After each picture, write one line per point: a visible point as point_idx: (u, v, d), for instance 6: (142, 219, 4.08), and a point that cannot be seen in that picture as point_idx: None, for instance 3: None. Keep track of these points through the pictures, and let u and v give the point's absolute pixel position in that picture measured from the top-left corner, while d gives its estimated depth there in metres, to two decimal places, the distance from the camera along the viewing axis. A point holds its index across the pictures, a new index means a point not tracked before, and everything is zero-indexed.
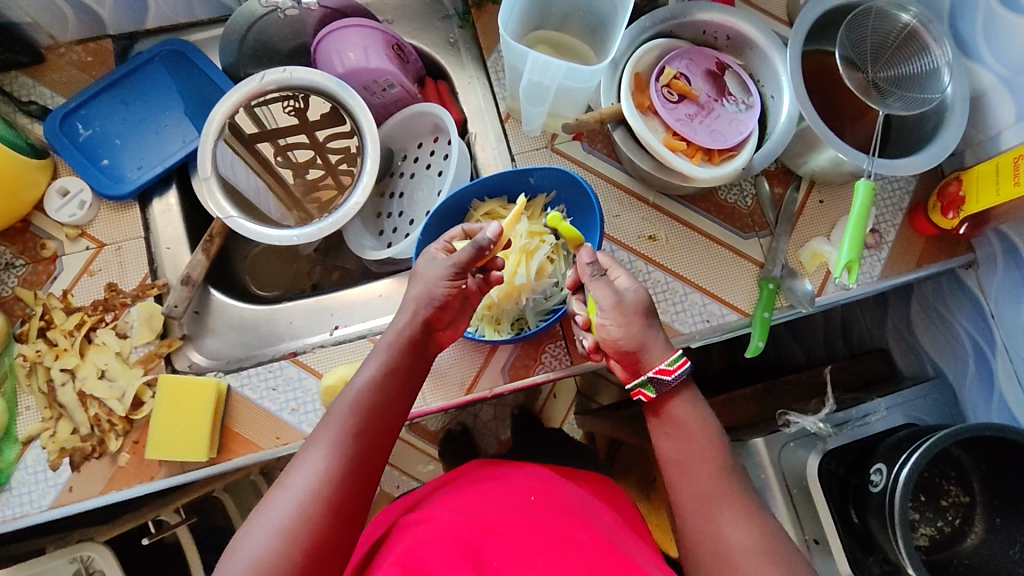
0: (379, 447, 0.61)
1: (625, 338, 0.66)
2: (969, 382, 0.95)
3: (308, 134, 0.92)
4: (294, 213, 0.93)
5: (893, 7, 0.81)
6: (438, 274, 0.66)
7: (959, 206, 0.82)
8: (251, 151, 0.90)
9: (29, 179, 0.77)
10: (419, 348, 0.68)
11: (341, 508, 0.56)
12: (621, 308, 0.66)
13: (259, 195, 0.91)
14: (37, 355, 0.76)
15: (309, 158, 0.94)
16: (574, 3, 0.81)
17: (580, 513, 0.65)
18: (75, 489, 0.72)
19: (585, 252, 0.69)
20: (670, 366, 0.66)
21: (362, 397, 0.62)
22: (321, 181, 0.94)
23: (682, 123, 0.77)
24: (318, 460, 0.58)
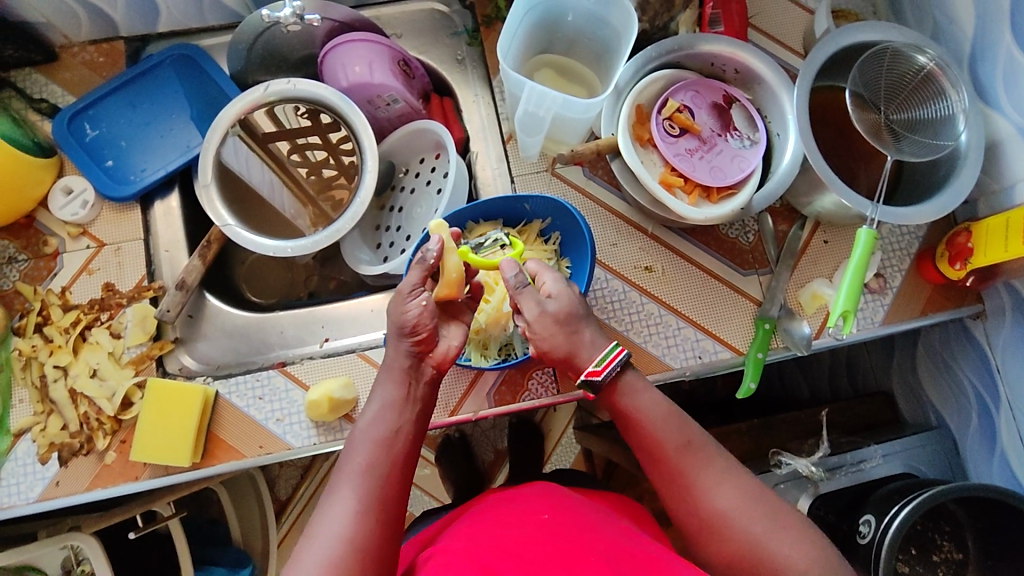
0: (398, 483, 0.61)
1: (553, 348, 0.66)
2: (972, 435, 0.92)
3: (321, 137, 0.93)
4: (309, 210, 0.96)
5: (910, 48, 0.80)
6: (405, 298, 0.68)
7: (966, 258, 0.81)
8: (265, 149, 0.93)
9: (34, 177, 0.79)
10: (421, 379, 0.68)
11: (370, 553, 0.56)
12: (544, 320, 0.65)
13: (276, 192, 0.96)
14: (32, 350, 0.78)
15: (323, 158, 0.95)
16: (580, 29, 0.81)
17: (597, 528, 0.63)
18: (61, 484, 0.74)
19: (506, 265, 0.66)
20: (596, 368, 0.64)
21: (366, 436, 0.63)
22: (335, 181, 0.95)
23: (681, 158, 0.77)
24: (340, 507, 0.58)
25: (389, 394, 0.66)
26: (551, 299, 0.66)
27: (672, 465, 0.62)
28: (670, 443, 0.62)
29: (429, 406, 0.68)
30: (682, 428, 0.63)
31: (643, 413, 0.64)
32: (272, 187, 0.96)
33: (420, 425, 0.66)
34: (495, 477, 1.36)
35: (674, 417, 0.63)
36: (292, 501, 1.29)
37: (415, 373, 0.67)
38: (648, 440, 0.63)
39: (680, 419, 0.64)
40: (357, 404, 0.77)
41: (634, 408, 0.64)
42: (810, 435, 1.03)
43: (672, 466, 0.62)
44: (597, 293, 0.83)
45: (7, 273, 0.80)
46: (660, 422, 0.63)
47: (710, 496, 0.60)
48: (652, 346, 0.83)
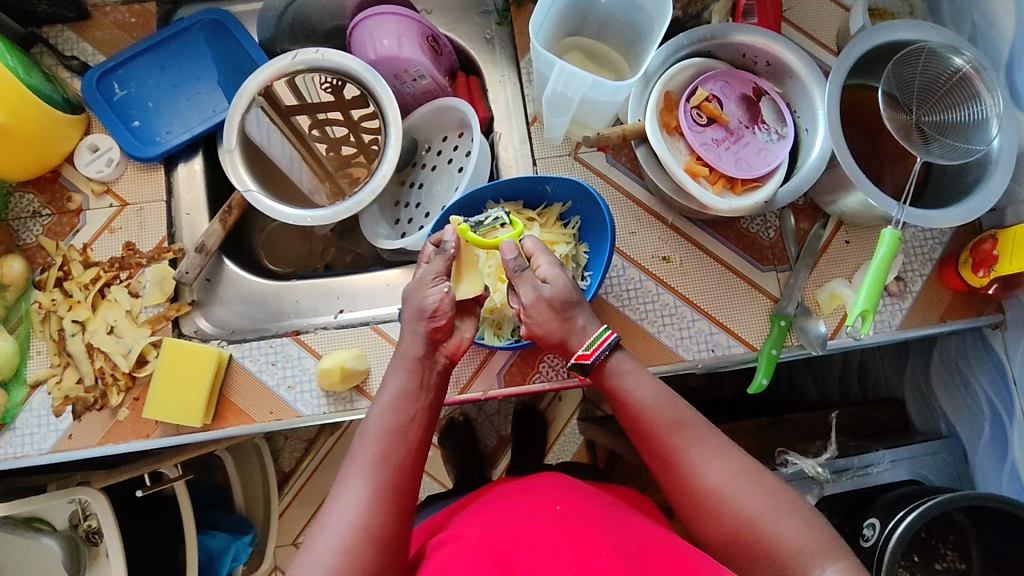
0: (411, 471, 0.62)
1: (545, 331, 0.68)
2: (982, 446, 0.91)
3: (343, 112, 0.94)
4: (326, 185, 0.95)
5: (946, 49, 0.78)
6: (426, 285, 0.70)
7: (990, 265, 0.80)
8: (288, 123, 0.92)
9: (61, 132, 0.79)
10: (434, 367, 0.69)
11: (383, 542, 0.57)
12: (540, 303, 0.67)
13: (294, 166, 0.96)
14: (51, 304, 0.79)
15: (344, 135, 0.96)
16: (612, 13, 0.80)
17: (607, 520, 0.63)
18: (74, 437, 0.75)
19: (506, 245, 0.68)
20: (586, 351, 0.66)
21: (379, 424, 0.63)
22: (353, 159, 0.95)
23: (706, 148, 0.77)
24: (352, 495, 0.58)
25: (402, 383, 0.67)
26: (545, 283, 0.67)
27: (662, 444, 0.62)
28: (662, 420, 0.62)
29: (441, 395, 0.69)
30: (672, 407, 0.63)
31: (632, 395, 0.64)
32: (292, 161, 0.96)
33: (432, 414, 0.67)
34: (495, 464, 1.37)
35: (667, 399, 0.64)
36: (296, 472, 1.32)
37: (428, 362, 0.68)
38: (637, 419, 0.63)
39: (673, 400, 0.64)
40: (369, 376, 0.78)
41: (623, 390, 0.65)
42: (818, 437, 1.03)
43: (663, 446, 0.62)
44: (612, 280, 0.83)
45: (30, 226, 0.81)
46: (655, 403, 0.63)
47: (699, 472, 0.59)
48: (665, 337, 0.82)
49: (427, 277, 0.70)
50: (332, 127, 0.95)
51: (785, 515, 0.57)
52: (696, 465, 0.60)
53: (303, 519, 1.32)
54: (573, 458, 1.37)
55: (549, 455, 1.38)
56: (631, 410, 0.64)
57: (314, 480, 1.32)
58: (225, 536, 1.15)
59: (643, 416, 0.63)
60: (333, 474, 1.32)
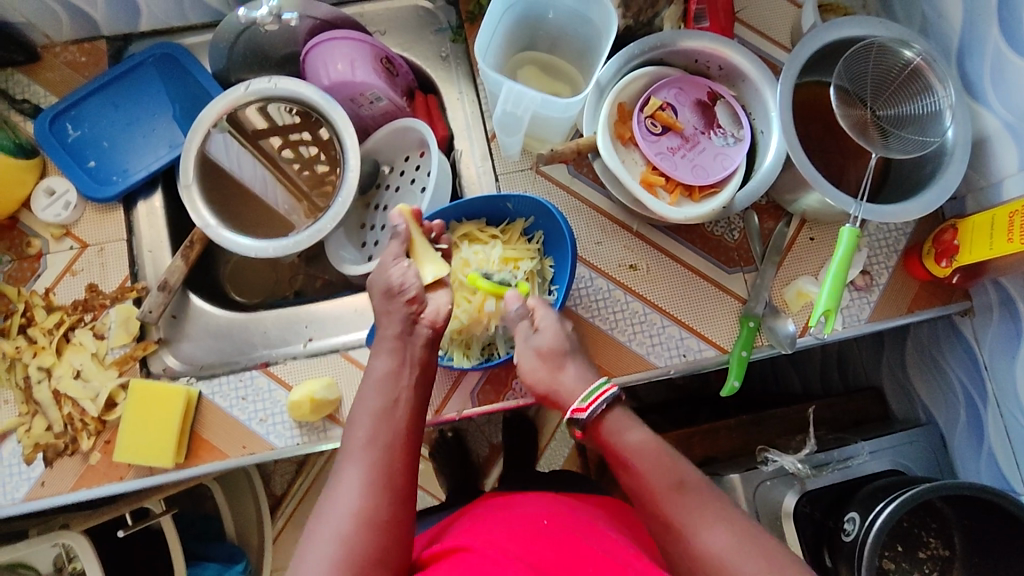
0: (405, 451, 0.63)
1: (538, 382, 0.68)
2: (960, 432, 0.92)
3: (311, 132, 0.92)
4: (303, 206, 0.96)
5: (895, 43, 0.79)
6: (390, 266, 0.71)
7: (952, 255, 0.80)
8: (256, 146, 0.93)
9: (16, 179, 0.79)
10: (415, 345, 0.68)
11: (381, 525, 0.58)
12: (534, 352, 0.69)
13: (269, 188, 0.97)
14: (16, 351, 0.78)
15: (314, 153, 0.95)
16: (563, 26, 0.80)
17: (592, 533, 0.63)
18: (47, 484, 0.75)
19: (512, 295, 0.72)
20: (582, 404, 0.64)
21: (366, 409, 0.64)
22: (327, 176, 0.94)
23: (662, 157, 0.77)
24: (347, 482, 0.60)
25: (386, 365, 0.67)
26: (537, 331, 0.70)
27: (664, 506, 0.60)
28: (663, 479, 0.61)
29: (429, 372, 0.69)
30: (672, 467, 0.61)
31: (632, 452, 0.63)
32: (266, 184, 0.97)
33: (419, 393, 0.67)
34: (487, 473, 1.40)
35: (663, 455, 0.62)
36: (287, 496, 1.31)
37: (408, 340, 0.68)
38: (637, 480, 0.61)
39: (673, 459, 0.62)
40: (341, 405, 0.77)
41: (623, 447, 0.63)
42: (799, 432, 1.03)
43: (663, 509, 0.60)
44: (579, 291, 0.83)
45: None
46: (653, 463, 0.61)
47: (703, 535, 0.58)
48: (637, 345, 0.83)
49: (387, 257, 0.70)
50: (303, 146, 0.95)
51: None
52: (699, 530, 0.58)
53: (295, 543, 1.32)
54: (564, 462, 1.40)
55: (541, 461, 1.40)
56: (632, 468, 0.62)
57: (305, 503, 1.32)
58: (215, 567, 1.15)
59: (644, 476, 0.61)
60: (324, 495, 1.32)
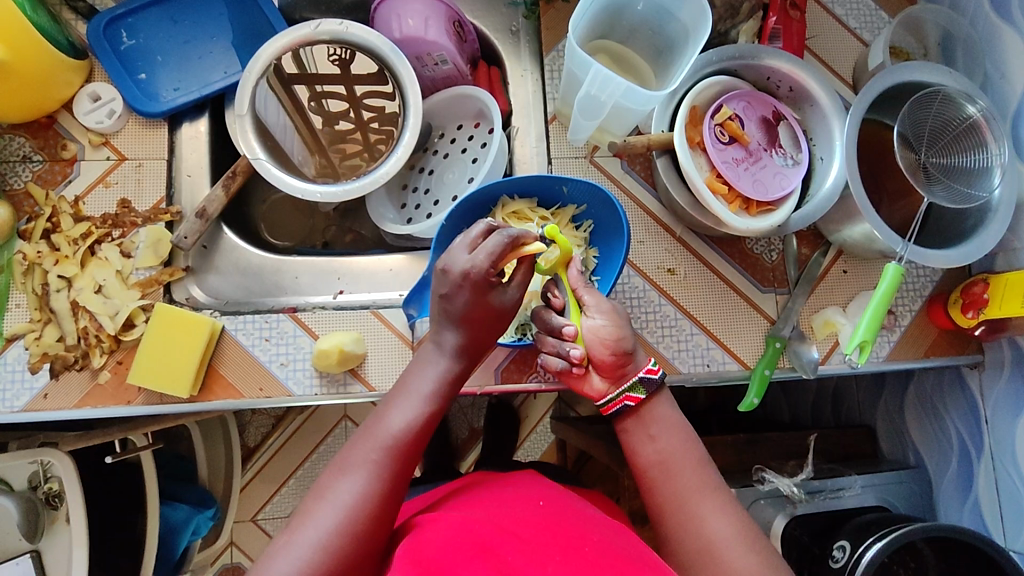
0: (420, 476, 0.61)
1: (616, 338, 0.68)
2: (948, 480, 0.95)
3: (346, 87, 0.93)
4: (316, 158, 0.95)
5: (961, 95, 0.81)
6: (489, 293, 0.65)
7: (980, 307, 0.82)
8: (287, 91, 0.90)
9: (62, 77, 0.75)
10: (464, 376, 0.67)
11: (374, 539, 0.56)
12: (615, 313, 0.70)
13: (287, 136, 0.91)
14: (37, 256, 0.75)
15: (342, 109, 0.96)
16: (645, 20, 0.80)
17: (590, 519, 0.63)
18: (50, 397, 0.72)
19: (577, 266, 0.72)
20: (654, 366, 0.68)
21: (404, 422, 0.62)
22: (349, 134, 0.96)
23: (727, 166, 0.77)
24: (360, 482, 0.57)
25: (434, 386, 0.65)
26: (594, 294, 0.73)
27: (684, 482, 0.63)
28: (681, 466, 0.64)
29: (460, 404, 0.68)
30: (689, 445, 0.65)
31: (662, 429, 0.66)
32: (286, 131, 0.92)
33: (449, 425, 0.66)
34: (464, 456, 1.39)
35: (684, 434, 0.66)
36: (260, 448, 1.30)
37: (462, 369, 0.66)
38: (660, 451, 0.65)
39: (695, 445, 0.66)
40: (365, 361, 0.76)
41: (652, 421, 0.67)
42: (792, 456, 1.05)
43: (683, 485, 0.63)
44: (617, 287, 0.83)
45: (18, 172, 0.77)
46: (676, 438, 0.66)
47: (711, 519, 0.60)
48: (663, 348, 0.83)
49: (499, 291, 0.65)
50: (330, 100, 0.95)
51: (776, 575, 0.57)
52: (708, 507, 0.61)
53: (266, 497, 1.29)
54: (542, 455, 1.40)
55: (519, 451, 1.41)
56: (658, 441, 0.65)
57: (280, 457, 1.30)
58: (188, 509, 1.11)
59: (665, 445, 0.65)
60: (301, 452, 1.30)
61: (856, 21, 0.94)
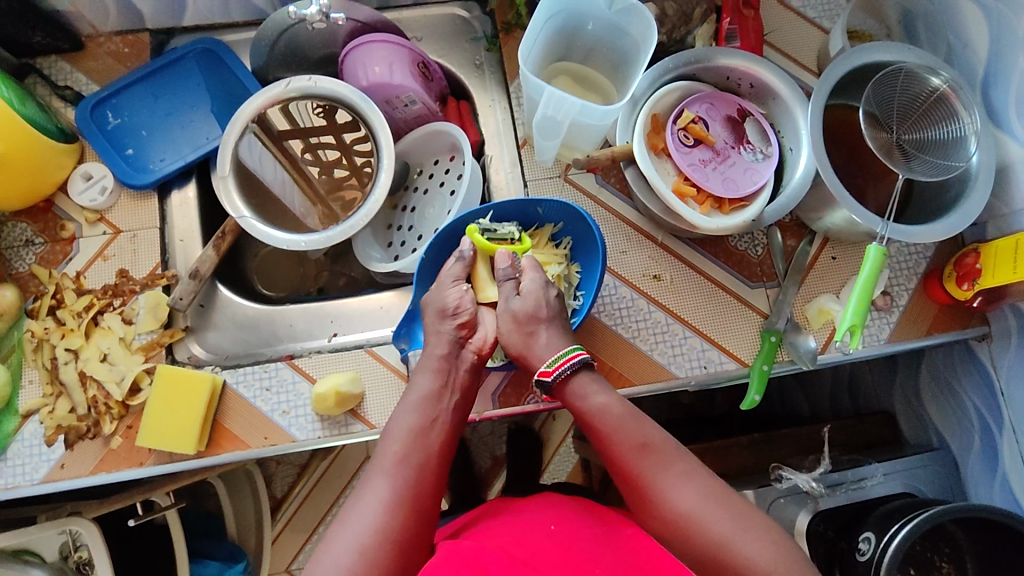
0: (434, 471, 0.63)
1: (512, 342, 0.70)
2: (973, 457, 0.92)
3: (335, 136, 0.96)
4: (318, 208, 0.98)
5: (923, 69, 0.81)
6: (446, 287, 0.73)
7: (974, 278, 0.81)
8: (279, 147, 0.94)
9: (55, 162, 0.80)
10: (460, 370, 0.70)
11: (401, 547, 0.57)
12: (511, 313, 0.70)
13: (287, 191, 0.96)
14: (44, 333, 0.78)
15: (336, 157, 0.98)
16: (599, 38, 0.82)
17: (599, 542, 0.64)
18: (67, 466, 0.74)
19: (501, 256, 0.73)
20: (548, 368, 0.67)
21: (402, 425, 0.64)
22: (345, 181, 0.98)
23: (694, 168, 0.78)
24: (374, 494, 0.59)
25: (428, 385, 0.68)
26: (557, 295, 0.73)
27: (629, 463, 0.63)
28: (621, 452, 0.64)
29: (468, 398, 0.70)
30: (637, 428, 0.64)
31: (598, 414, 0.65)
32: (284, 185, 0.97)
33: (456, 419, 0.68)
34: (490, 485, 1.39)
35: (629, 417, 0.65)
36: (288, 499, 1.30)
37: (454, 362, 0.69)
38: (605, 440, 0.65)
39: (639, 419, 0.65)
40: (363, 399, 0.78)
41: (589, 410, 0.66)
42: (809, 451, 1.03)
43: (631, 467, 0.63)
44: (604, 298, 0.84)
45: (23, 255, 0.81)
46: (620, 424, 0.64)
47: (670, 491, 0.61)
48: (658, 355, 0.83)
49: (448, 279, 0.73)
50: (323, 150, 0.97)
51: (750, 529, 0.58)
52: (666, 488, 0.61)
53: (296, 547, 1.30)
54: (568, 476, 1.39)
55: (544, 475, 1.40)
56: (598, 429, 0.65)
57: (307, 505, 1.31)
58: (218, 565, 1.13)
59: (608, 434, 0.64)
60: (326, 498, 1.31)
61: (814, 11, 0.95)
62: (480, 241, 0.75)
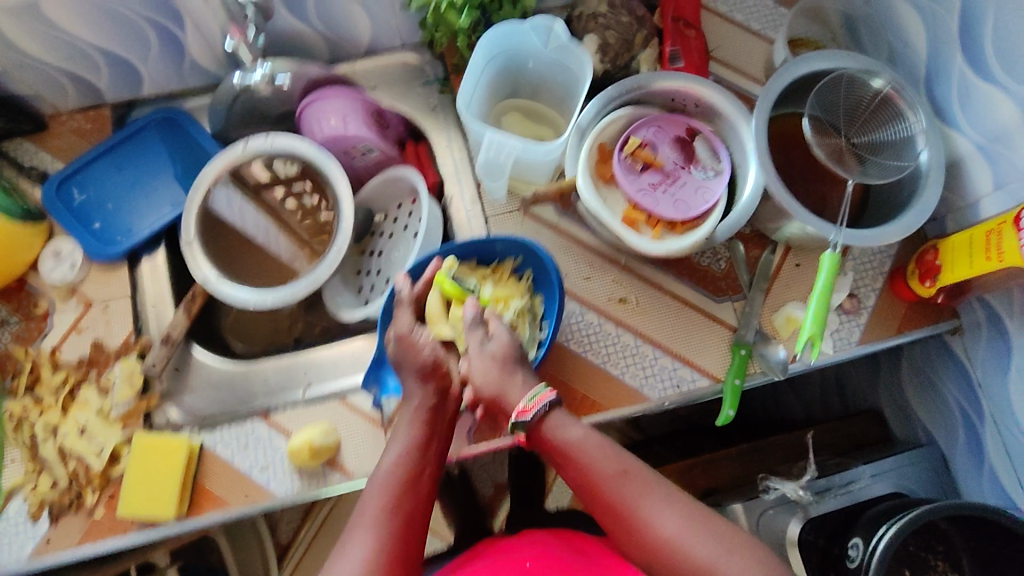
0: (418, 525, 0.61)
1: (485, 383, 0.68)
2: (960, 451, 0.91)
3: (311, 183, 0.94)
4: (305, 252, 0.99)
5: (864, 74, 0.82)
6: (410, 336, 0.73)
7: (935, 275, 0.81)
8: (259, 199, 0.96)
9: (23, 243, 0.82)
10: (439, 423, 0.69)
11: None
12: (485, 355, 0.69)
13: (271, 238, 0.99)
14: (23, 411, 0.80)
15: (315, 203, 0.96)
16: (543, 73, 0.84)
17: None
18: (52, 541, 0.75)
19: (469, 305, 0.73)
20: (526, 405, 0.65)
21: (386, 478, 0.63)
22: (327, 224, 0.96)
23: (643, 193, 0.80)
24: (357, 551, 0.57)
25: (410, 438, 0.66)
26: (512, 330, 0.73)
27: (612, 496, 0.61)
28: (599, 483, 0.62)
29: (445, 450, 0.69)
30: (617, 458, 0.63)
31: (575, 447, 0.64)
32: (269, 233, 0.99)
33: (437, 471, 0.66)
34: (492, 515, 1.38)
35: (605, 447, 0.64)
36: None
37: (439, 414, 0.69)
38: (582, 473, 0.63)
39: (613, 450, 0.64)
40: (340, 448, 0.78)
41: (568, 443, 0.64)
42: (799, 458, 1.02)
43: (612, 497, 0.61)
44: (571, 325, 0.85)
45: None
46: (595, 454, 0.63)
47: (654, 521, 0.59)
48: (630, 378, 0.84)
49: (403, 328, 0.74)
50: (304, 196, 0.97)
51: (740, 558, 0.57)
52: (651, 515, 0.60)
53: None
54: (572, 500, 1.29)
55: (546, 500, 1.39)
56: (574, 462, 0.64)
57: None
58: None
59: (585, 467, 0.63)
60: None
61: (758, 22, 0.97)
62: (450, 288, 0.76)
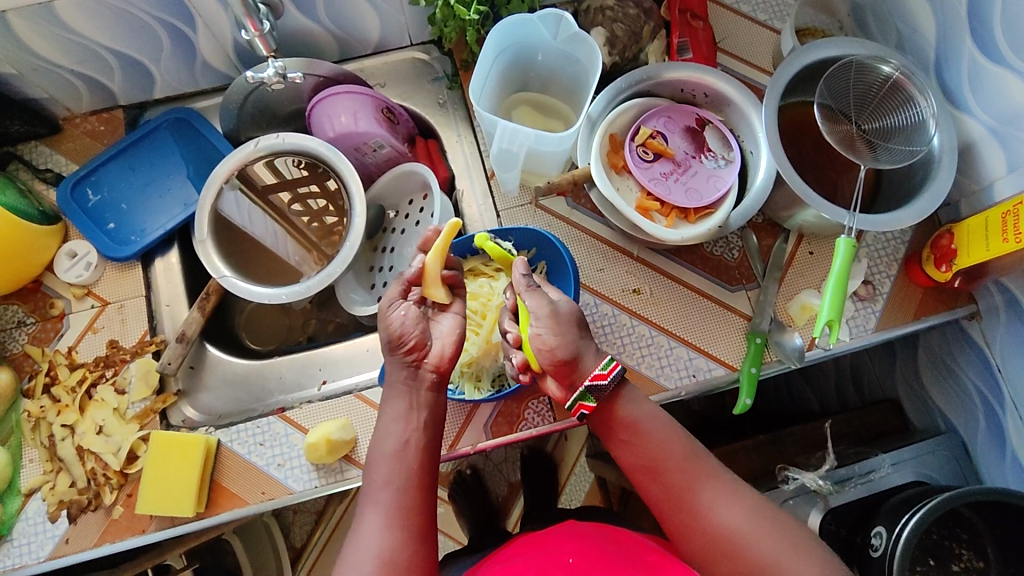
0: (420, 489, 0.63)
1: (560, 347, 0.66)
2: (981, 439, 0.90)
3: (319, 185, 0.96)
4: (313, 255, 0.98)
5: (873, 60, 0.82)
6: (388, 313, 0.68)
7: (951, 259, 0.80)
8: (266, 201, 0.96)
9: (40, 244, 0.82)
10: (421, 386, 0.67)
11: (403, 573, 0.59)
12: (556, 317, 0.67)
13: (279, 241, 0.99)
14: (40, 411, 0.80)
15: (323, 205, 0.97)
16: (552, 66, 0.84)
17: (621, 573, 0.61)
18: (71, 541, 0.75)
19: (519, 265, 0.70)
20: (602, 371, 0.66)
21: (380, 453, 0.65)
22: (335, 226, 0.97)
23: (655, 183, 0.80)
24: (366, 526, 0.61)
25: (395, 410, 0.66)
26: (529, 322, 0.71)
27: (682, 479, 0.64)
28: (669, 466, 0.65)
29: (441, 408, 0.68)
30: (685, 442, 0.66)
31: (644, 425, 0.66)
32: (276, 236, 0.99)
33: (432, 434, 0.67)
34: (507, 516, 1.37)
35: (675, 432, 0.67)
36: None
37: (414, 383, 0.66)
38: (653, 454, 0.65)
39: (681, 436, 0.67)
40: (356, 444, 0.78)
41: (637, 419, 0.67)
42: (816, 449, 1.02)
43: (683, 481, 0.64)
44: (586, 317, 0.84)
45: (16, 336, 0.83)
46: (666, 435, 0.66)
47: (724, 511, 0.62)
48: (646, 368, 0.83)
49: (386, 304, 0.69)
50: (311, 199, 0.97)
51: (796, 555, 0.59)
52: (720, 506, 0.62)
53: None
54: (585, 498, 1.27)
55: None
56: (643, 445, 0.66)
57: None
58: None
59: (660, 450, 0.65)
60: None
61: (765, 13, 0.97)
62: (495, 249, 0.77)
